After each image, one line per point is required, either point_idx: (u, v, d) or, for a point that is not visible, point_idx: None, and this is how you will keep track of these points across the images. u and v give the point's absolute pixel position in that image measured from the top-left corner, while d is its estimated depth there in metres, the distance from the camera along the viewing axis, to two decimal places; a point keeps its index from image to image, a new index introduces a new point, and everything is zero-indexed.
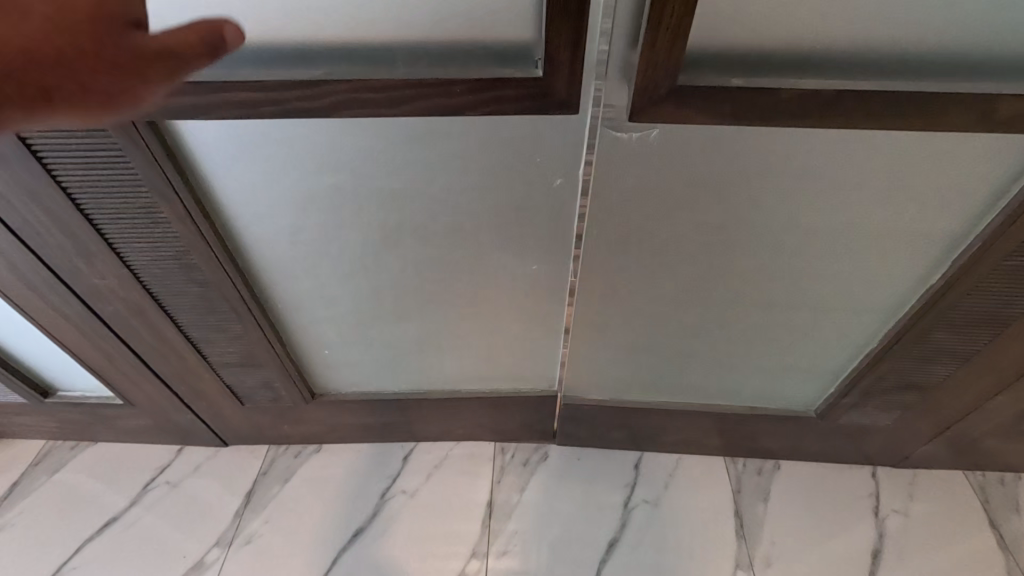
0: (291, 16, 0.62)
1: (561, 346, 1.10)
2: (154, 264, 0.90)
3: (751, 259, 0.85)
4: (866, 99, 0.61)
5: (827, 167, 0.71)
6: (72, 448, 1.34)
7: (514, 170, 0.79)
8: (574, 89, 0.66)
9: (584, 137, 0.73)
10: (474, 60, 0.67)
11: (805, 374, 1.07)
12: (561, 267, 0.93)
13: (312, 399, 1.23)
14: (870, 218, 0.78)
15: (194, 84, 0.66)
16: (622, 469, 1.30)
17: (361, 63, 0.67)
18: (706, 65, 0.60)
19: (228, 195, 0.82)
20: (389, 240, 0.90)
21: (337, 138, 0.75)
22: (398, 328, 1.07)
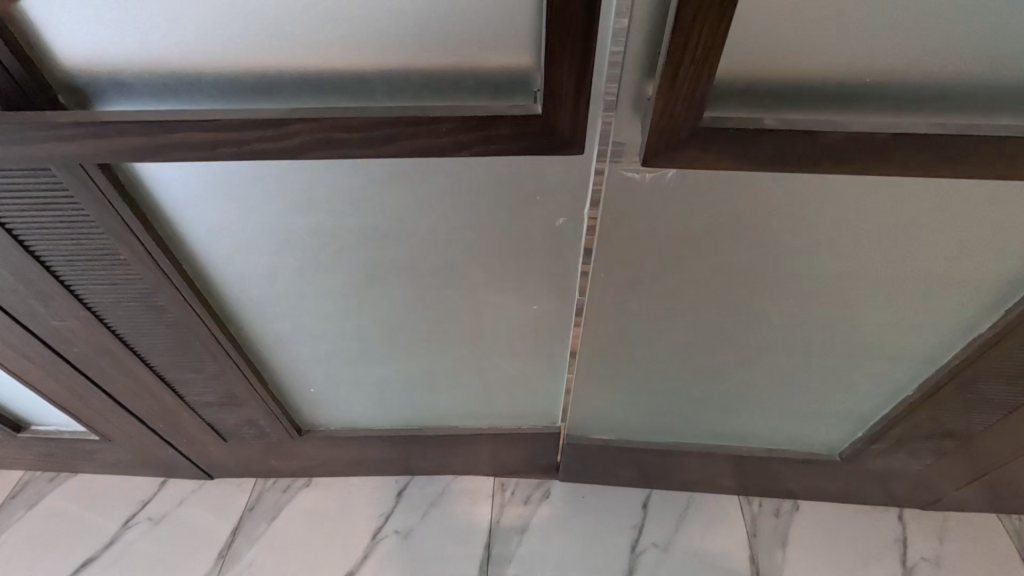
0: (253, 43, 0.54)
1: (563, 386, 1.02)
2: (119, 305, 0.83)
3: (775, 304, 0.77)
4: (927, 143, 0.51)
5: (868, 212, 0.63)
6: (51, 480, 1.29)
7: (511, 211, 0.70)
8: (579, 125, 0.58)
9: (590, 175, 0.65)
10: (464, 90, 0.59)
11: (830, 418, 0.98)
12: (563, 306, 0.85)
13: (299, 435, 1.16)
14: (913, 265, 0.69)
15: (141, 124, 0.58)
16: (629, 508, 1.22)
17: (335, 94, 0.59)
18: (733, 100, 0.52)
19: (194, 236, 0.75)
20: (376, 280, 0.82)
21: (311, 176, 0.67)
22: (388, 367, 1.00)
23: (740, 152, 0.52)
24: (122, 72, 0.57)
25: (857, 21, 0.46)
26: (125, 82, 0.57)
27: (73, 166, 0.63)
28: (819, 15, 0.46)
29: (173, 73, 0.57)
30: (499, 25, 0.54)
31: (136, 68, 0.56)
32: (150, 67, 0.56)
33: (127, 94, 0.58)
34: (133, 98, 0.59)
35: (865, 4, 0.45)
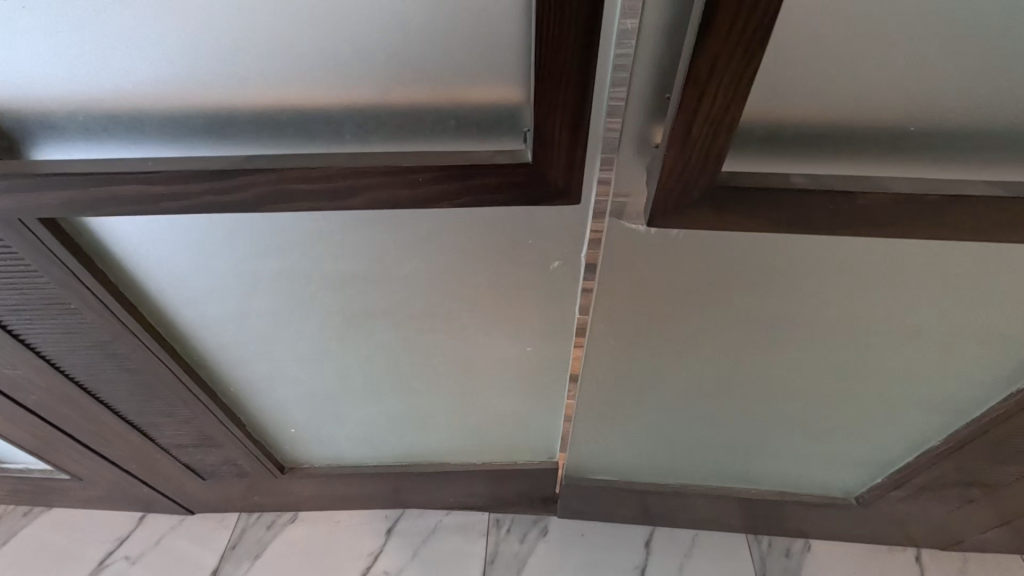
0: (197, 80, 0.48)
1: (559, 427, 0.95)
2: (78, 352, 0.78)
3: (787, 354, 0.72)
4: (978, 206, 0.45)
5: (890, 268, 0.58)
6: (24, 515, 1.23)
7: (499, 256, 0.64)
8: (574, 175, 0.51)
9: (586, 222, 0.58)
10: (442, 129, 0.52)
11: (845, 464, 0.92)
12: (559, 350, 0.78)
13: (283, 472, 1.10)
14: (934, 319, 0.64)
15: (75, 176, 0.52)
16: (631, 548, 1.16)
17: (295, 137, 0.52)
18: (753, 151, 0.45)
19: (153, 283, 0.69)
20: (354, 325, 0.76)
21: (276, 223, 0.61)
22: (373, 408, 0.94)
23: (757, 211, 0.45)
24: (54, 115, 0.50)
25: (897, 62, 0.39)
26: (59, 127, 0.51)
27: (10, 221, 0.57)
28: (851, 55, 0.39)
29: (111, 117, 0.51)
30: (479, 62, 0.47)
31: (70, 111, 0.50)
32: (84, 110, 0.50)
33: (63, 139, 0.52)
34: (69, 145, 0.53)
35: (910, 43, 0.38)
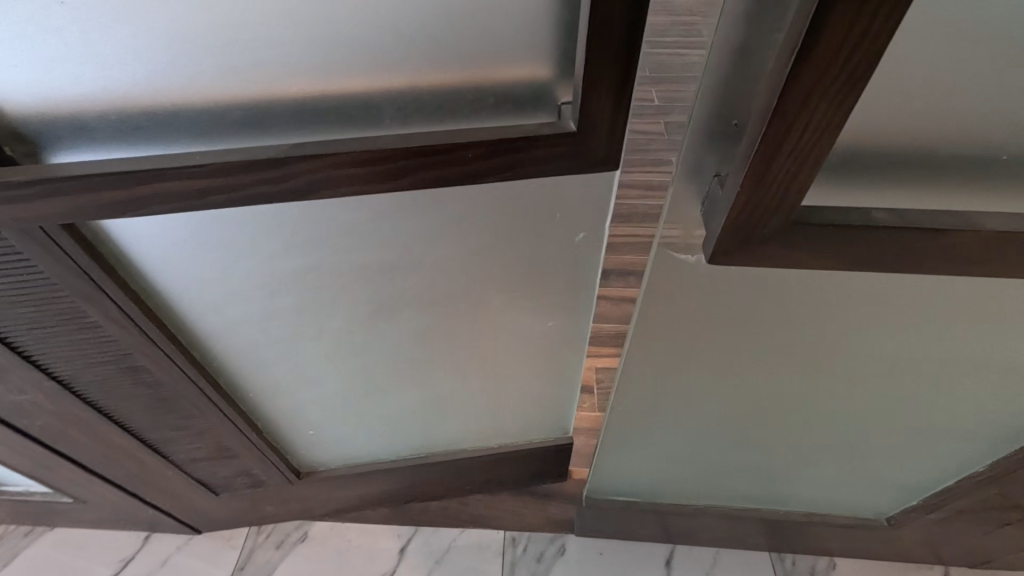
0: (240, 70, 0.46)
1: (574, 400, 0.97)
2: (92, 367, 0.74)
3: (832, 381, 0.68)
4: None
5: (948, 301, 0.55)
6: (25, 535, 1.19)
7: (529, 231, 0.64)
8: (614, 139, 0.53)
9: (612, 189, 0.59)
10: (481, 107, 0.52)
11: (878, 487, 0.89)
12: (580, 323, 0.81)
13: (297, 480, 1.06)
14: (992, 349, 0.61)
15: (108, 176, 0.48)
16: (651, 567, 1.12)
17: (330, 123, 0.51)
18: (820, 182, 0.42)
19: (174, 290, 0.66)
20: (381, 316, 0.74)
21: (310, 215, 0.58)
22: (397, 404, 0.92)
23: (823, 245, 0.43)
24: (87, 116, 0.47)
25: (982, 81, 0.36)
26: (91, 128, 0.48)
27: (29, 230, 0.53)
28: (936, 75, 0.36)
29: (146, 118, 0.48)
30: (522, 41, 0.48)
31: (102, 111, 0.47)
32: (117, 112, 0.47)
33: (89, 140, 0.49)
34: (96, 147, 0.50)
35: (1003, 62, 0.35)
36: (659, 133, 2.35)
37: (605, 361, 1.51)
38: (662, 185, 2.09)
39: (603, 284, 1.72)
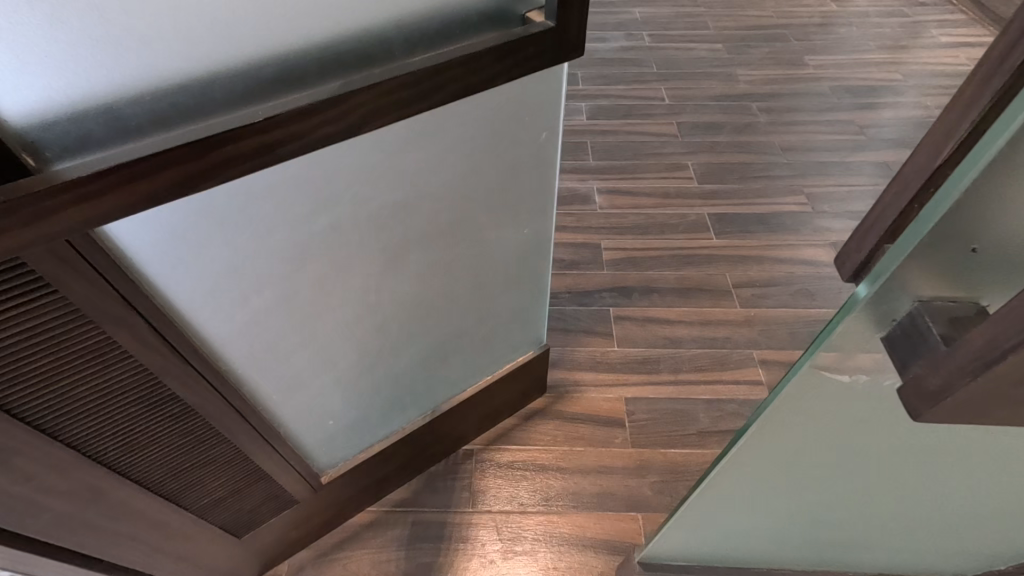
0: (260, 25, 0.57)
1: (544, 300, 1.24)
2: (117, 420, 0.74)
3: (946, 470, 0.62)
4: None
5: None
6: None
7: (508, 133, 0.88)
8: (580, 34, 0.79)
9: (563, 75, 0.87)
10: (469, 29, 0.74)
11: (959, 553, 0.83)
12: (546, 222, 1.08)
13: (319, 487, 1.13)
14: None
15: (182, 150, 0.54)
16: None
17: (352, 64, 0.66)
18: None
19: (206, 291, 0.72)
20: (392, 262, 0.90)
21: (338, 171, 0.72)
22: (406, 353, 1.08)
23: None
24: (119, 104, 0.53)
25: None
26: (120, 117, 0.53)
27: (57, 247, 0.55)
28: None
29: (165, 95, 0.55)
30: None
31: (131, 98, 0.53)
32: (139, 97, 0.54)
33: (114, 129, 0.54)
34: (122, 138, 0.54)
35: None
36: (670, 134, 2.25)
37: (633, 391, 1.41)
38: (678, 191, 1.99)
39: (627, 303, 1.62)
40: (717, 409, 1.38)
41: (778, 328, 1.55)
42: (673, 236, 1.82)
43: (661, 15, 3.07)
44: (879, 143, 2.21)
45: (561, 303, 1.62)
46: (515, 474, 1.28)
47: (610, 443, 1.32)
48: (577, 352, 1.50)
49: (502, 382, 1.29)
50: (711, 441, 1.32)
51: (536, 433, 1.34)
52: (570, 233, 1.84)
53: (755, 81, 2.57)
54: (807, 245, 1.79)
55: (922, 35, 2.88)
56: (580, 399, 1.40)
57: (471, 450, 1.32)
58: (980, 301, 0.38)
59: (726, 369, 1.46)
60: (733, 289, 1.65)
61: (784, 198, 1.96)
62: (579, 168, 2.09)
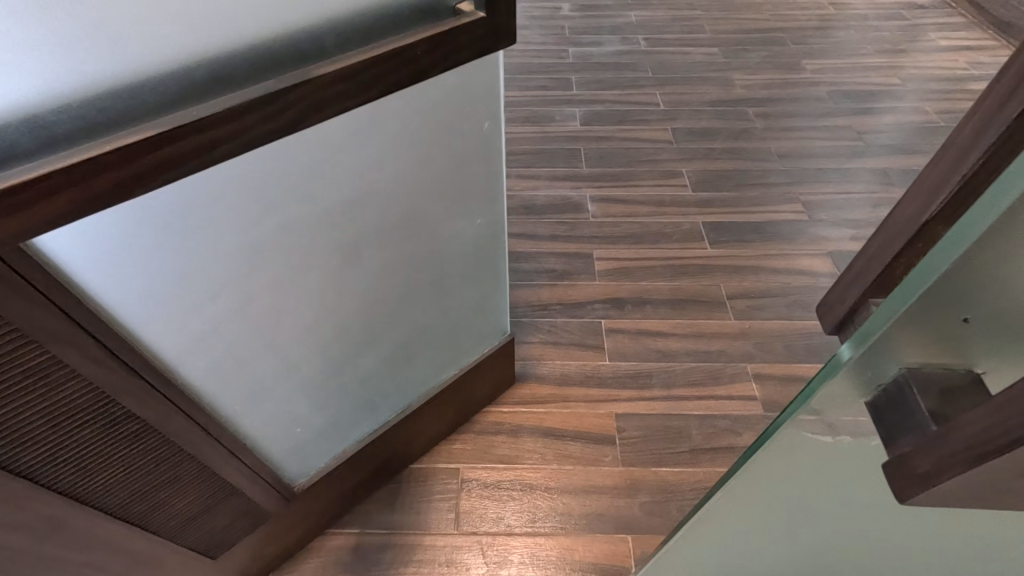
0: (186, 29, 0.59)
1: (503, 290, 1.28)
2: (71, 445, 0.73)
3: (949, 534, 0.57)
4: None
5: None
6: None
7: (449, 126, 0.93)
8: (510, 24, 0.86)
9: (498, 66, 0.93)
10: (400, 23, 0.79)
11: None
12: (496, 212, 1.12)
13: (293, 498, 1.12)
14: None
15: (123, 153, 0.57)
16: None
17: (284, 62, 0.69)
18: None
19: (156, 303, 0.74)
20: (346, 259, 0.93)
21: (281, 172, 0.76)
22: (369, 351, 1.10)
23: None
24: (46, 112, 0.54)
25: None
26: (44, 125, 0.55)
27: None
28: None
29: (91, 102, 0.56)
30: None
31: (58, 105, 0.55)
32: (66, 104, 0.55)
33: (42, 137, 0.55)
34: (52, 145, 0.56)
35: None
36: (666, 140, 2.22)
37: (624, 408, 1.38)
38: (673, 199, 1.96)
39: (619, 315, 1.59)
40: (710, 426, 1.34)
41: (773, 341, 1.52)
42: (667, 246, 1.79)
43: (658, 19, 3.04)
44: (877, 149, 2.17)
45: (552, 315, 1.59)
46: (502, 494, 1.24)
47: (600, 461, 1.29)
48: (567, 366, 1.47)
49: (469, 374, 1.31)
50: (704, 459, 1.29)
51: (524, 451, 1.31)
52: (562, 243, 1.81)
53: (752, 85, 2.53)
54: (803, 254, 1.76)
55: (921, 38, 2.85)
56: (570, 416, 1.37)
57: (457, 469, 1.29)
58: (976, 367, 0.36)
59: (719, 384, 1.43)
60: (728, 301, 1.62)
61: (781, 206, 1.93)
62: (573, 175, 2.06)
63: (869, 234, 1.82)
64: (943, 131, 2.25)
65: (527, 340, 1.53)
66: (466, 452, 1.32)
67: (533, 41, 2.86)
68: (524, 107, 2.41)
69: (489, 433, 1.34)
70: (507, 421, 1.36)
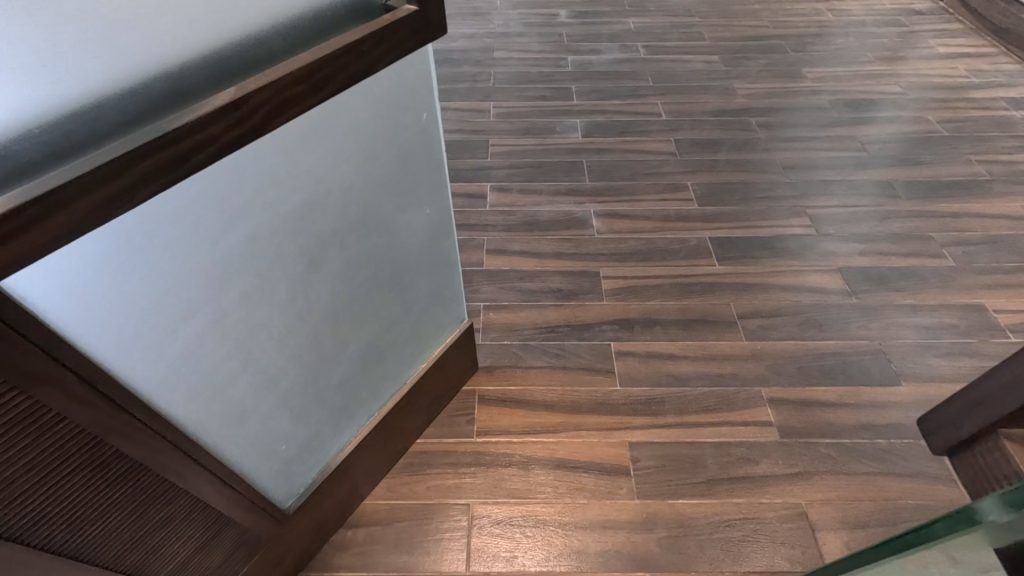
0: (142, 48, 0.62)
1: (457, 276, 1.31)
2: (61, 495, 0.68)
3: None
4: None
5: None
6: None
7: (390, 119, 0.95)
8: (441, 17, 0.92)
9: (429, 63, 0.97)
10: (339, 20, 0.85)
11: None
12: (443, 199, 1.15)
13: (287, 520, 1.07)
14: None
15: (103, 168, 0.58)
16: None
17: (236, 70, 0.72)
18: None
19: (134, 327, 0.71)
20: (313, 264, 0.92)
21: (241, 178, 0.75)
22: (343, 354, 1.08)
23: None
24: (10, 141, 0.55)
25: None
26: (10, 154, 0.55)
27: None
28: None
29: (55, 127, 0.58)
30: None
31: (23, 133, 0.56)
32: (30, 131, 0.56)
33: (6, 168, 0.56)
34: (21, 175, 0.57)
35: None
36: (669, 152, 2.19)
37: (638, 436, 1.34)
38: (679, 214, 1.93)
39: (628, 336, 1.56)
40: (726, 454, 1.31)
41: (786, 362, 1.49)
42: (674, 263, 1.76)
43: (657, 26, 3.01)
44: (881, 160, 2.15)
45: (559, 338, 1.55)
46: (514, 532, 1.20)
47: (615, 493, 1.25)
48: (577, 392, 1.43)
49: (437, 365, 1.33)
50: (721, 489, 1.25)
51: (536, 484, 1.26)
52: (567, 261, 1.77)
53: (754, 94, 2.51)
54: (813, 270, 1.73)
55: (919, 45, 2.84)
56: (582, 446, 1.32)
57: (466, 505, 1.24)
58: None
59: (734, 409, 1.39)
60: (738, 320, 1.59)
61: (788, 220, 1.90)
62: (576, 189, 2.02)
63: (877, 249, 1.79)
64: (945, 140, 2.24)
65: (535, 364, 1.49)
66: (476, 486, 1.27)
67: (531, 49, 2.82)
68: (523, 118, 2.37)
69: (500, 465, 1.30)
70: (517, 451, 1.32)
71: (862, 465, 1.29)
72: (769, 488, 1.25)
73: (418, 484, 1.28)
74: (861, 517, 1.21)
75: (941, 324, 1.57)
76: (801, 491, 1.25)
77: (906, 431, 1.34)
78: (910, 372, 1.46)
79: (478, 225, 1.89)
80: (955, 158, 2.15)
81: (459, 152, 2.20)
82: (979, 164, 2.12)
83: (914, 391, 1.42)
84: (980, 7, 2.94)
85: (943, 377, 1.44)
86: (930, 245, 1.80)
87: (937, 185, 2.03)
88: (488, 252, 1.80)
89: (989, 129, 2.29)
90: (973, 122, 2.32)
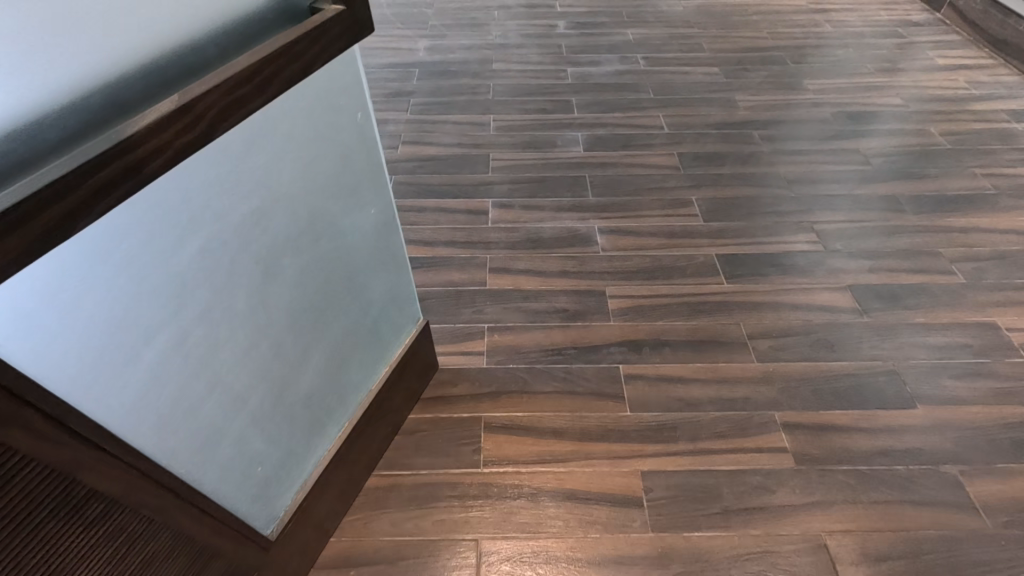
0: (78, 59, 0.61)
1: (411, 277, 1.30)
2: (35, 545, 0.63)
3: None
4: None
5: None
6: None
7: (328, 121, 0.93)
8: (367, 15, 0.93)
9: (360, 62, 0.96)
10: (268, 24, 0.85)
11: None
12: (387, 199, 1.13)
13: (271, 547, 1.01)
14: None
15: (61, 181, 0.56)
16: None
17: (171, 78, 0.71)
18: None
19: (97, 352, 0.66)
20: (265, 273, 0.89)
21: (189, 188, 0.72)
22: (306, 365, 1.04)
23: None
24: None
25: None
26: None
27: None
28: None
29: None
30: None
31: None
32: None
33: None
34: None
35: None
36: (673, 166, 2.16)
37: (651, 464, 1.30)
38: (684, 230, 1.90)
39: (637, 358, 1.52)
40: (741, 483, 1.27)
41: (798, 385, 1.45)
42: (680, 281, 1.72)
43: (656, 37, 3.00)
44: (884, 173, 2.14)
45: (566, 361, 1.51)
46: (526, 569, 1.15)
47: (630, 527, 1.20)
48: (587, 419, 1.38)
49: (400, 370, 1.31)
50: (738, 521, 1.21)
51: (547, 518, 1.22)
52: (573, 280, 1.73)
53: (756, 107, 2.49)
54: (822, 288, 1.70)
55: (917, 57, 2.84)
56: (593, 476, 1.28)
57: (475, 540, 1.19)
58: None
59: (747, 435, 1.35)
60: (748, 341, 1.55)
61: (794, 236, 1.88)
62: (580, 205, 1.99)
63: (886, 265, 1.77)
64: (949, 153, 2.22)
65: (541, 389, 1.45)
66: (485, 520, 1.22)
67: (531, 61, 2.79)
68: (524, 131, 2.34)
69: (510, 498, 1.25)
70: (526, 482, 1.27)
71: (881, 494, 1.25)
72: (788, 519, 1.21)
73: (422, 518, 1.23)
74: (884, 549, 1.17)
75: (955, 343, 1.54)
76: (820, 521, 1.21)
77: (924, 457, 1.31)
78: (925, 394, 1.43)
79: (479, 243, 1.85)
80: (959, 171, 2.13)
81: (459, 166, 2.16)
82: (985, 178, 2.10)
83: (929, 414, 1.38)
84: (978, 19, 2.95)
85: (960, 400, 1.41)
86: (939, 261, 1.78)
87: (944, 199, 2.01)
88: (490, 272, 1.76)
89: (992, 141, 2.28)
90: (975, 135, 2.32)
